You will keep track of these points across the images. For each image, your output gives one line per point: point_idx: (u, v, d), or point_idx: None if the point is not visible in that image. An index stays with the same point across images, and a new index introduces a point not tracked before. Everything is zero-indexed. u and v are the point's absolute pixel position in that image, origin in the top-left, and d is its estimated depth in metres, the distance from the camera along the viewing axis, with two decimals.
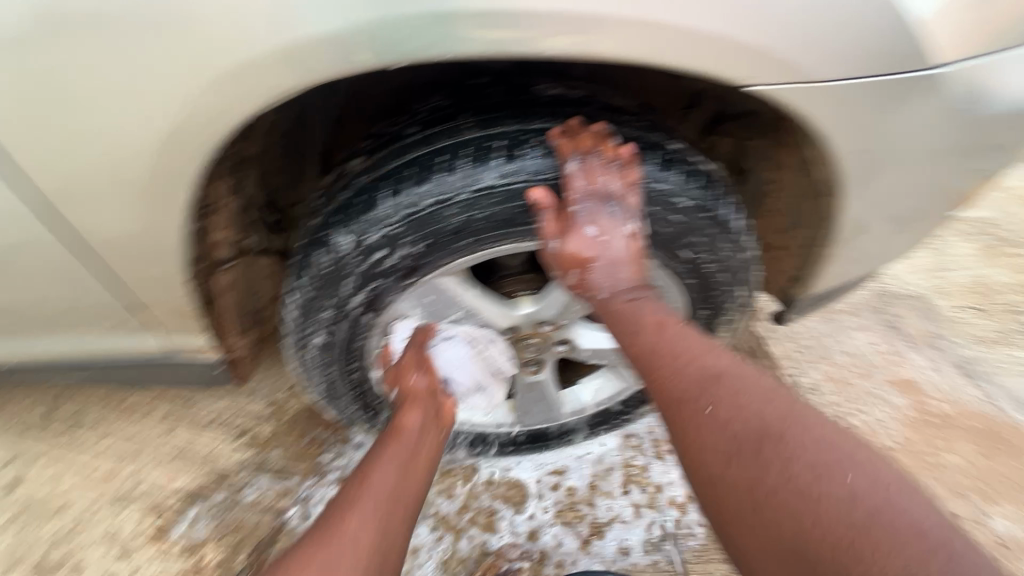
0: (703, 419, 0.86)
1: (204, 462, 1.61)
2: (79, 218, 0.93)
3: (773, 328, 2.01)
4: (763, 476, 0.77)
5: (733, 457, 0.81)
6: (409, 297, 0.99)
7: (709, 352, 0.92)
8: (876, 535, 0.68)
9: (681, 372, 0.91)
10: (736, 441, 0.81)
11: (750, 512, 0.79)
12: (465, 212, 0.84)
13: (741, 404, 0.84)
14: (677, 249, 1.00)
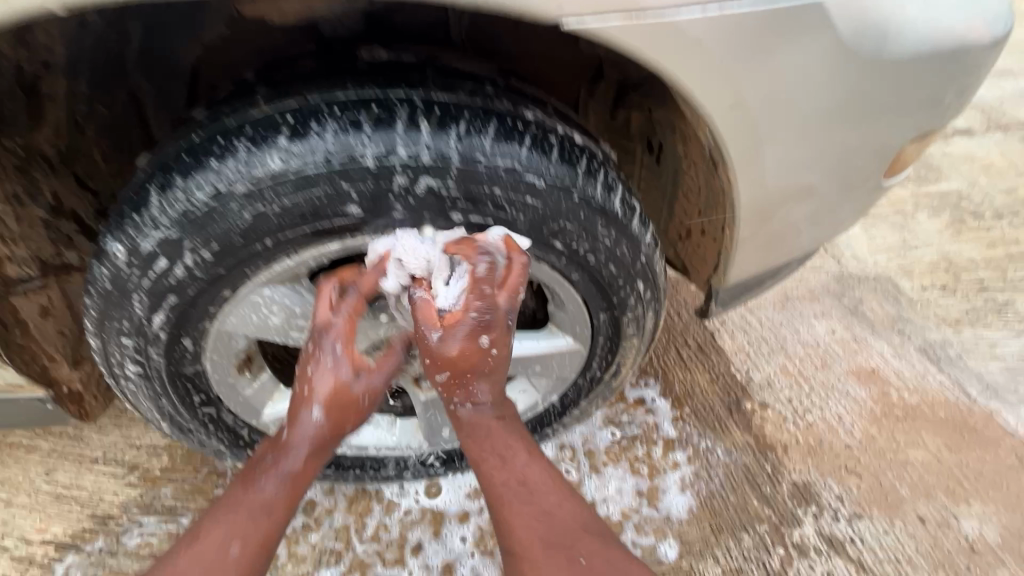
0: (519, 501, 0.93)
1: (85, 504, 1.43)
2: None
3: (724, 321, 1.86)
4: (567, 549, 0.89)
5: (543, 536, 0.90)
6: (231, 311, 0.84)
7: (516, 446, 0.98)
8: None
9: (514, 487, 0.94)
10: (544, 524, 0.91)
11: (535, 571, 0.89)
12: (251, 206, 0.68)
13: (556, 520, 0.92)
14: (545, 242, 0.83)
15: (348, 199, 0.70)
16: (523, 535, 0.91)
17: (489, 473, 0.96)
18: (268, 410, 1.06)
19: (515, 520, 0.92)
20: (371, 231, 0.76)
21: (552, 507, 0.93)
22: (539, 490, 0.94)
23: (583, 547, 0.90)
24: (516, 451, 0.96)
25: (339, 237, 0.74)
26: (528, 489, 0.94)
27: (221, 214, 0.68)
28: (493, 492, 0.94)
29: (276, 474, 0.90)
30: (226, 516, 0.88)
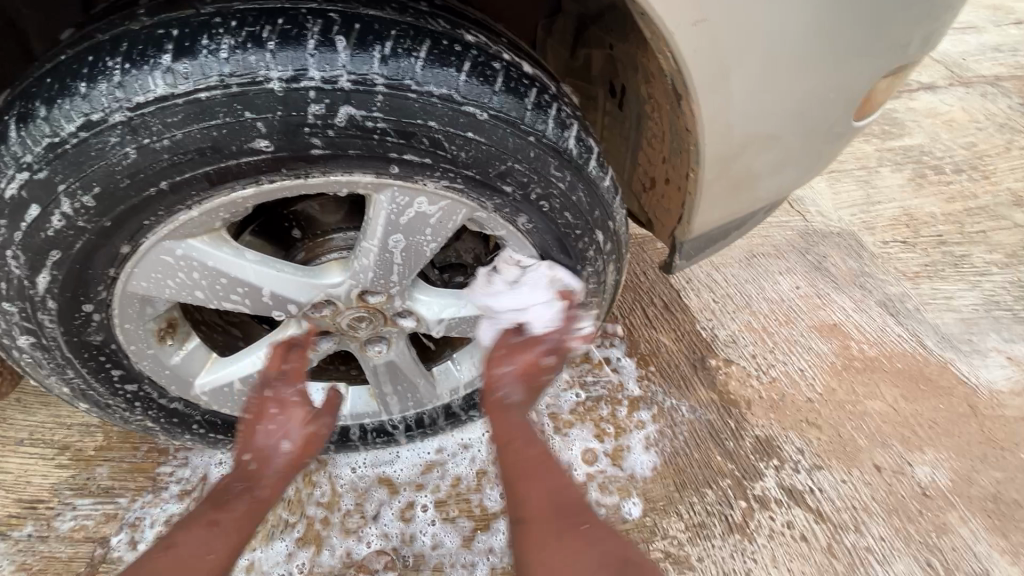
0: (529, 471, 0.96)
1: (11, 489, 1.32)
2: None
3: (690, 279, 1.83)
4: (574, 527, 0.90)
5: (550, 504, 0.92)
6: (137, 274, 0.74)
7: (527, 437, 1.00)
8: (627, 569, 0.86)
9: (524, 461, 0.97)
10: (547, 498, 0.93)
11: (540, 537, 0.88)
12: (134, 140, 0.62)
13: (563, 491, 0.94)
14: (492, 185, 0.75)
15: (254, 131, 0.63)
16: (534, 502, 0.92)
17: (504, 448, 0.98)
18: (200, 380, 0.97)
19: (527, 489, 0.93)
20: (286, 171, 0.68)
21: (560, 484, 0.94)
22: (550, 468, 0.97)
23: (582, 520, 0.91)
24: (534, 439, 0.99)
25: (253, 180, 0.67)
26: (545, 463, 0.97)
27: (100, 148, 0.62)
28: (509, 456, 0.97)
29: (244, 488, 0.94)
30: (202, 529, 0.88)
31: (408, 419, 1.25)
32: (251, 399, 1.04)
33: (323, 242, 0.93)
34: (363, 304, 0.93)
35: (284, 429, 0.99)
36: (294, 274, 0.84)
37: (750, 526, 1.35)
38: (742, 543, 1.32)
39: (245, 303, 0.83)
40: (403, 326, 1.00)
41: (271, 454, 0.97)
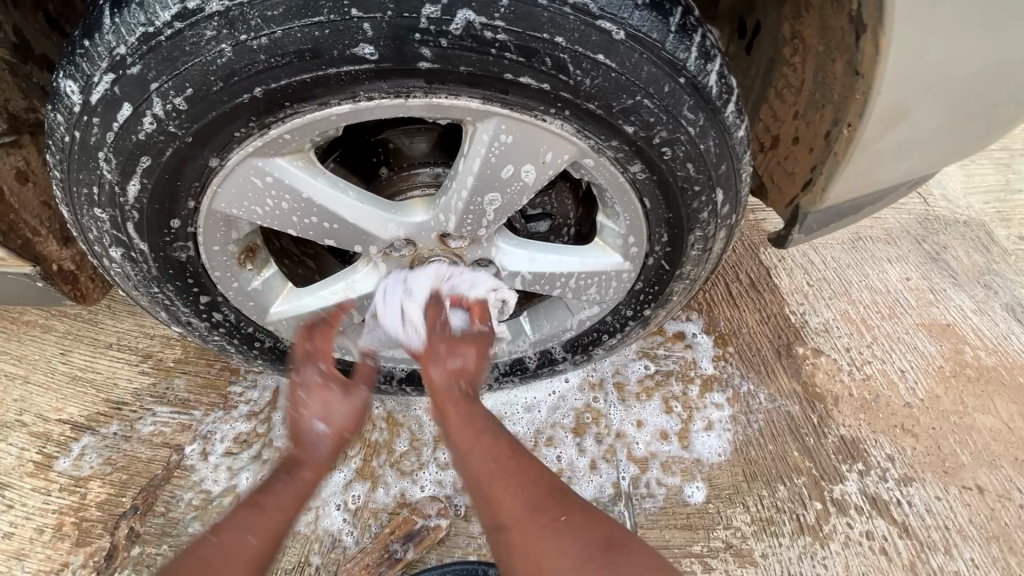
0: (493, 458, 0.80)
1: (101, 389, 1.40)
2: None
3: (782, 257, 1.65)
4: (553, 501, 0.77)
5: (520, 486, 0.78)
6: (224, 192, 0.70)
7: (480, 428, 0.83)
8: (650, 560, 0.72)
9: (490, 460, 0.80)
10: (514, 483, 0.78)
11: (493, 493, 0.77)
12: (233, 37, 0.56)
13: (533, 470, 0.81)
14: (612, 123, 0.65)
15: (359, 35, 0.57)
16: (507, 505, 0.76)
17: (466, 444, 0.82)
18: (275, 309, 0.95)
19: (499, 494, 0.76)
20: (387, 87, 0.61)
21: (534, 471, 0.80)
22: (519, 451, 0.82)
23: (566, 512, 0.76)
24: (493, 429, 0.83)
25: (350, 96, 0.61)
26: (505, 445, 0.82)
27: (195, 43, 0.57)
28: (469, 448, 0.81)
29: (294, 481, 0.79)
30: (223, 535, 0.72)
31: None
32: None
33: (408, 176, 0.87)
34: (445, 248, 0.89)
35: (319, 408, 0.84)
36: (379, 210, 0.78)
37: (824, 530, 1.24)
38: (813, 546, 1.23)
39: (327, 236, 0.78)
40: (479, 275, 0.97)
41: (314, 440, 0.82)
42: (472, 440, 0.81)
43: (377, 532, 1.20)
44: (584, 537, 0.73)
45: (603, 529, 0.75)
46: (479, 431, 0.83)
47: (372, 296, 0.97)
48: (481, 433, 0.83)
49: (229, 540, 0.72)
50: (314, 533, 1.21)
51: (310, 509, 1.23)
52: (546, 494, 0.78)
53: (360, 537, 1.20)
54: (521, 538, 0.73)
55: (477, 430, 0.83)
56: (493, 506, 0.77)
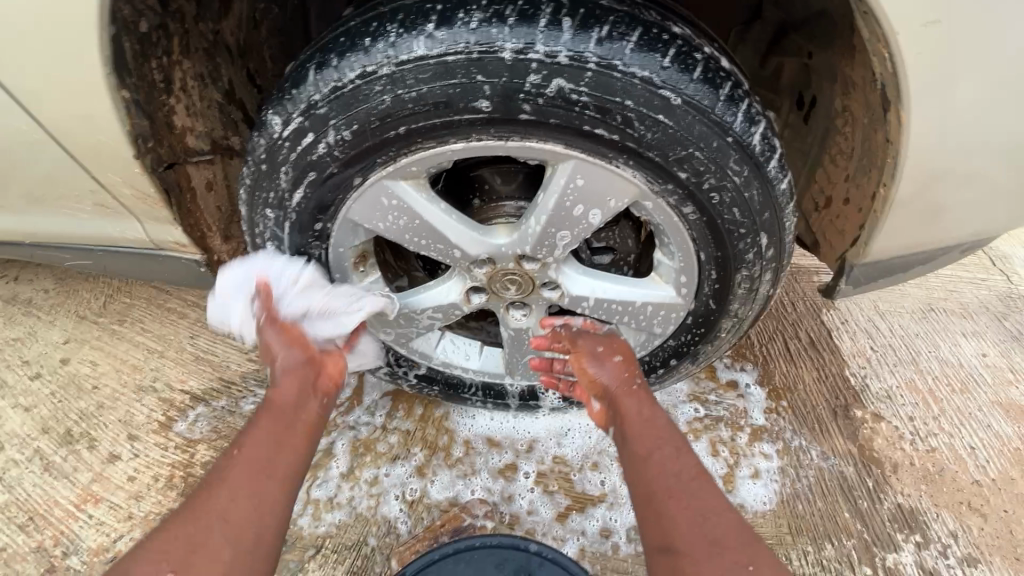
0: (666, 470, 0.94)
1: (216, 368, 1.66)
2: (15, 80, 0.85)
3: (846, 320, 1.67)
4: (705, 508, 0.89)
5: (686, 491, 0.91)
6: (359, 205, 0.92)
7: (654, 431, 0.99)
8: (768, 556, 0.85)
9: (656, 469, 0.94)
10: (680, 502, 0.90)
11: (662, 511, 0.90)
12: (391, 89, 0.76)
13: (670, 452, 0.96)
14: (667, 170, 0.80)
15: (480, 93, 0.75)
16: (674, 511, 0.89)
17: (636, 441, 0.98)
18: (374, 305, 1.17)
19: (668, 503, 0.90)
20: (492, 132, 0.80)
21: (692, 473, 0.93)
22: (682, 445, 0.98)
23: (719, 520, 0.88)
24: (665, 435, 0.98)
25: (465, 136, 0.80)
26: (659, 437, 0.98)
27: (364, 94, 0.78)
28: (632, 437, 0.99)
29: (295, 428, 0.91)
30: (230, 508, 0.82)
31: (519, 385, 1.36)
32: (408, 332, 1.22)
33: (494, 206, 1.06)
34: (520, 268, 1.06)
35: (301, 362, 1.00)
36: (472, 233, 0.99)
37: None
38: None
39: (430, 249, 0.99)
40: (545, 296, 1.12)
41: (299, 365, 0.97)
42: (649, 437, 0.98)
43: (428, 525, 1.32)
44: (717, 536, 0.86)
45: (730, 528, 0.87)
46: (652, 437, 0.98)
47: (451, 304, 1.16)
48: (658, 442, 0.97)
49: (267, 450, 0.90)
50: (373, 517, 1.35)
51: (371, 495, 1.38)
52: (699, 503, 0.90)
53: (413, 528, 1.33)
54: (669, 515, 0.89)
55: (653, 438, 0.98)
56: (664, 524, 0.89)
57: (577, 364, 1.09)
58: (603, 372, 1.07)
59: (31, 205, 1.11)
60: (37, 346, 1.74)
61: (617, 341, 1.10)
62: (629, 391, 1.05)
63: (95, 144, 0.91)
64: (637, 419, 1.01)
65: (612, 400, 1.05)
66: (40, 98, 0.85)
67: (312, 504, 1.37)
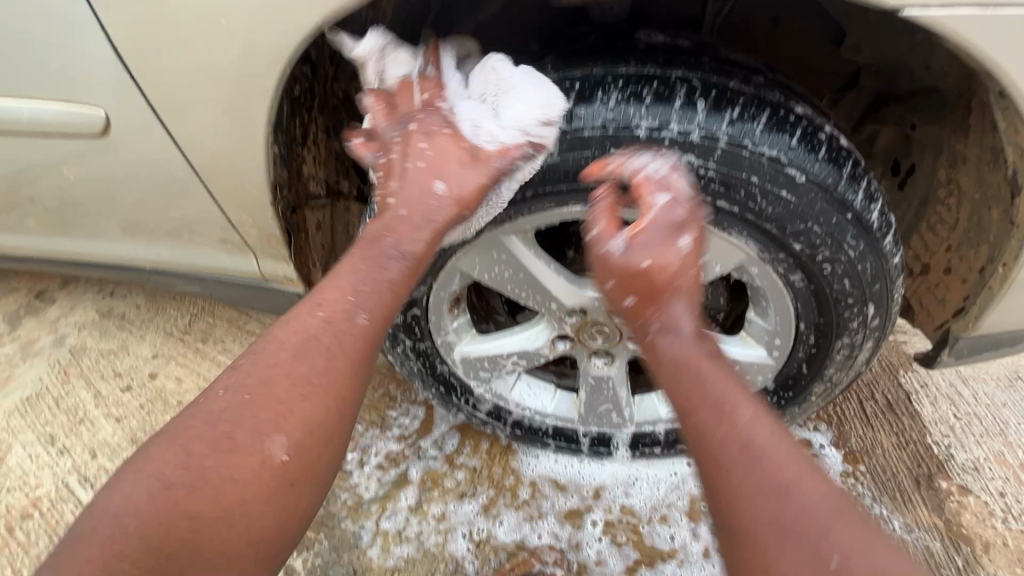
0: (753, 480, 0.67)
1: None
2: (183, 131, 0.96)
3: (926, 382, 1.61)
4: (825, 543, 0.61)
5: (789, 510, 0.64)
6: (473, 253, 0.99)
7: (734, 431, 0.71)
8: None
9: (737, 480, 0.68)
10: (788, 533, 0.63)
11: (768, 557, 0.63)
12: (528, 158, 0.85)
13: (787, 496, 0.65)
14: (782, 241, 0.82)
15: (611, 165, 0.83)
16: (776, 551, 0.63)
17: (716, 446, 0.71)
18: (460, 347, 1.21)
19: (767, 535, 0.64)
20: (613, 197, 0.86)
21: (792, 487, 0.65)
22: (804, 467, 0.68)
23: (850, 562, 0.59)
24: (745, 440, 0.69)
25: (586, 198, 0.88)
26: (763, 467, 0.68)
27: (502, 160, 0.86)
28: (715, 470, 0.70)
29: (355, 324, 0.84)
30: (296, 384, 0.78)
31: (591, 433, 1.36)
32: (489, 374, 1.26)
33: (587, 260, 1.10)
34: (609, 320, 1.09)
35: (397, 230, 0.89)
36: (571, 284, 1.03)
37: None
38: None
39: (529, 297, 1.05)
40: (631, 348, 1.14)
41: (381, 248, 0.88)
42: (722, 432, 0.71)
43: (496, 567, 1.33)
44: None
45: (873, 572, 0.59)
46: (730, 432, 0.71)
47: (536, 350, 1.19)
48: (737, 440, 0.70)
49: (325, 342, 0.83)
50: (441, 554, 1.37)
51: (440, 531, 1.40)
52: (817, 535, 0.62)
53: (481, 568, 1.34)
54: None
55: (738, 439, 0.70)
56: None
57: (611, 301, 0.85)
58: (658, 333, 0.81)
59: (158, 238, 1.22)
60: (128, 359, 1.85)
61: (686, 266, 0.81)
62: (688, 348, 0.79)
63: (239, 192, 1.03)
64: (714, 418, 0.72)
65: (661, 361, 0.80)
66: (201, 150, 0.98)
67: (381, 535, 1.41)
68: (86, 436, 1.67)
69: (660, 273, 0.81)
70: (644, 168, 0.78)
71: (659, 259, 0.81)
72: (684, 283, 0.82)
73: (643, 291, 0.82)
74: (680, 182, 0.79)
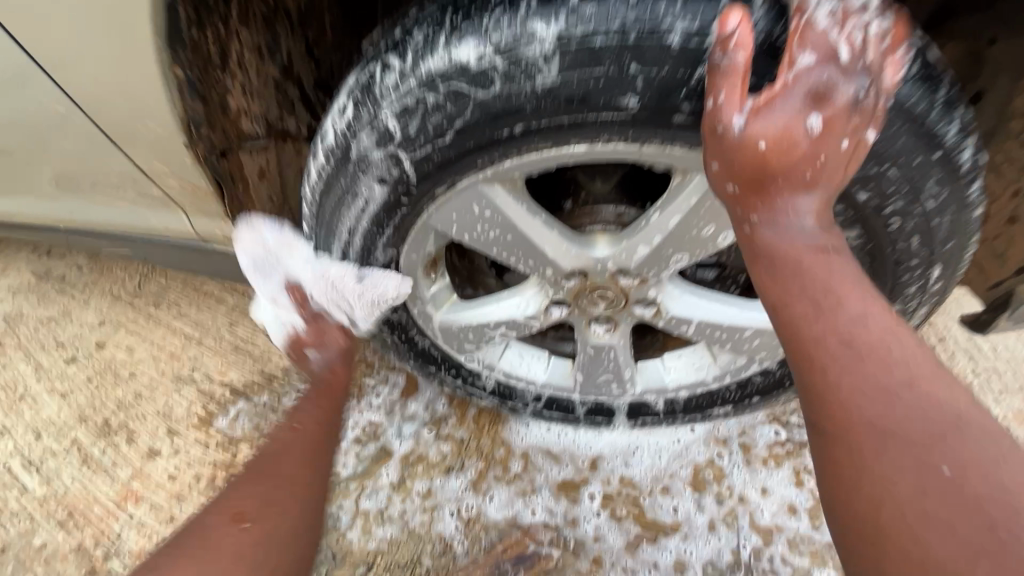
0: (855, 362, 0.59)
1: (257, 361, 1.57)
2: (54, 52, 0.74)
3: (944, 337, 1.50)
4: (932, 440, 0.55)
5: (878, 395, 0.58)
6: (447, 209, 0.78)
7: (867, 321, 0.60)
8: None
9: (838, 358, 0.60)
10: (874, 419, 0.57)
11: (850, 440, 0.58)
12: (516, 79, 0.62)
13: (915, 426, 0.56)
14: (845, 189, 0.64)
15: (631, 88, 0.61)
16: (863, 433, 0.57)
17: (807, 319, 0.62)
18: (440, 314, 1.04)
19: (853, 421, 0.58)
20: (628, 135, 0.65)
21: (903, 377, 0.58)
22: (936, 384, 0.57)
23: (948, 455, 0.54)
24: (864, 324, 0.60)
25: (590, 137, 0.66)
26: (886, 388, 0.58)
27: (479, 83, 0.62)
28: (827, 400, 0.60)
29: (331, 424, 0.82)
30: (288, 457, 0.76)
31: (587, 402, 1.23)
32: (474, 345, 1.10)
33: (588, 211, 0.91)
34: (614, 283, 0.92)
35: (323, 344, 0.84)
36: (569, 242, 0.86)
37: None
38: None
39: (519, 258, 0.87)
40: (636, 313, 0.98)
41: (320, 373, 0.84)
42: (812, 304, 0.61)
43: (487, 547, 1.23)
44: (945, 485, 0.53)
45: (983, 475, 0.53)
46: (837, 314, 0.61)
47: (528, 318, 1.03)
48: (836, 319, 0.61)
49: (311, 445, 0.78)
50: (427, 534, 1.27)
51: (425, 510, 1.29)
52: (910, 428, 0.56)
53: (470, 549, 1.24)
54: (870, 482, 0.56)
55: (841, 319, 0.61)
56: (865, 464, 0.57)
57: (766, 164, 0.60)
58: (763, 221, 0.62)
59: (76, 193, 1.04)
60: (71, 327, 1.65)
61: (826, 147, 0.58)
62: (812, 223, 0.62)
63: (147, 132, 0.83)
64: (808, 278, 0.61)
65: (776, 228, 0.62)
66: (85, 76, 0.76)
67: (362, 516, 1.30)
68: (28, 414, 1.50)
69: (786, 150, 0.59)
70: (812, 15, 0.56)
71: (791, 131, 0.58)
72: (821, 167, 0.59)
73: (760, 172, 0.60)
74: (848, 39, 0.56)
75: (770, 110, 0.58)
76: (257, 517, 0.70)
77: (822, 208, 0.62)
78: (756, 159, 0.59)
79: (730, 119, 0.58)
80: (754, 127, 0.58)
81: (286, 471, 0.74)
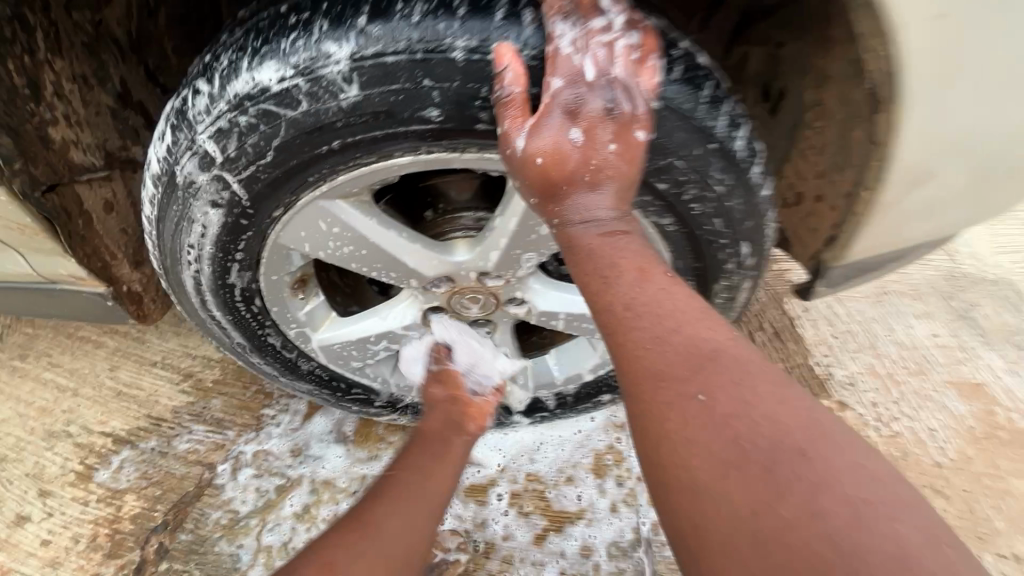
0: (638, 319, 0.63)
1: (143, 405, 1.47)
2: None
3: (807, 308, 1.67)
4: (707, 379, 0.59)
5: (658, 347, 0.61)
6: (291, 227, 0.79)
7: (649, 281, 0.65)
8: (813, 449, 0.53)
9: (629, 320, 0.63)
10: (657, 369, 0.61)
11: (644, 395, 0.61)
12: (318, 96, 0.65)
13: (689, 366, 0.60)
14: (646, 181, 0.72)
15: (429, 101, 0.66)
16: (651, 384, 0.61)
17: (604, 291, 0.65)
18: (317, 335, 1.03)
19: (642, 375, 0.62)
20: (447, 143, 0.70)
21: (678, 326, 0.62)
22: (702, 327, 0.62)
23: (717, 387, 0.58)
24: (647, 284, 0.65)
25: (412, 147, 0.70)
26: (661, 338, 0.62)
27: (285, 103, 0.66)
28: (624, 363, 0.63)
29: (438, 477, 0.99)
30: (430, 461, 1.00)
31: None
32: (361, 362, 1.10)
33: (448, 220, 0.95)
34: (481, 285, 0.95)
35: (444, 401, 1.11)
36: (429, 250, 0.88)
37: None
38: None
39: (382, 270, 0.89)
40: (510, 312, 1.03)
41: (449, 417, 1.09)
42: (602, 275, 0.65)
43: None
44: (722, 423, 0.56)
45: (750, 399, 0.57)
46: (624, 278, 0.65)
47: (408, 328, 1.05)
48: (622, 283, 0.64)
49: (408, 489, 0.94)
50: None
51: None
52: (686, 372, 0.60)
53: None
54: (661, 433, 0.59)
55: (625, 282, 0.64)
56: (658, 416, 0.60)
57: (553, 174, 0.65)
58: (562, 219, 0.67)
59: None
60: None
61: (594, 152, 0.65)
62: (607, 211, 0.67)
63: None
64: (607, 260, 0.65)
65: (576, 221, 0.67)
66: None
67: (264, 552, 1.25)
68: None
69: (563, 157, 0.65)
70: (558, 44, 0.63)
71: (559, 145, 0.64)
72: (602, 168, 0.65)
73: (549, 184, 0.66)
74: (592, 57, 0.64)
75: (543, 127, 0.64)
76: (420, 477, 0.97)
77: (615, 200, 0.67)
78: (545, 171, 0.65)
79: (512, 144, 0.65)
80: (531, 144, 0.64)
81: (412, 479, 0.95)
